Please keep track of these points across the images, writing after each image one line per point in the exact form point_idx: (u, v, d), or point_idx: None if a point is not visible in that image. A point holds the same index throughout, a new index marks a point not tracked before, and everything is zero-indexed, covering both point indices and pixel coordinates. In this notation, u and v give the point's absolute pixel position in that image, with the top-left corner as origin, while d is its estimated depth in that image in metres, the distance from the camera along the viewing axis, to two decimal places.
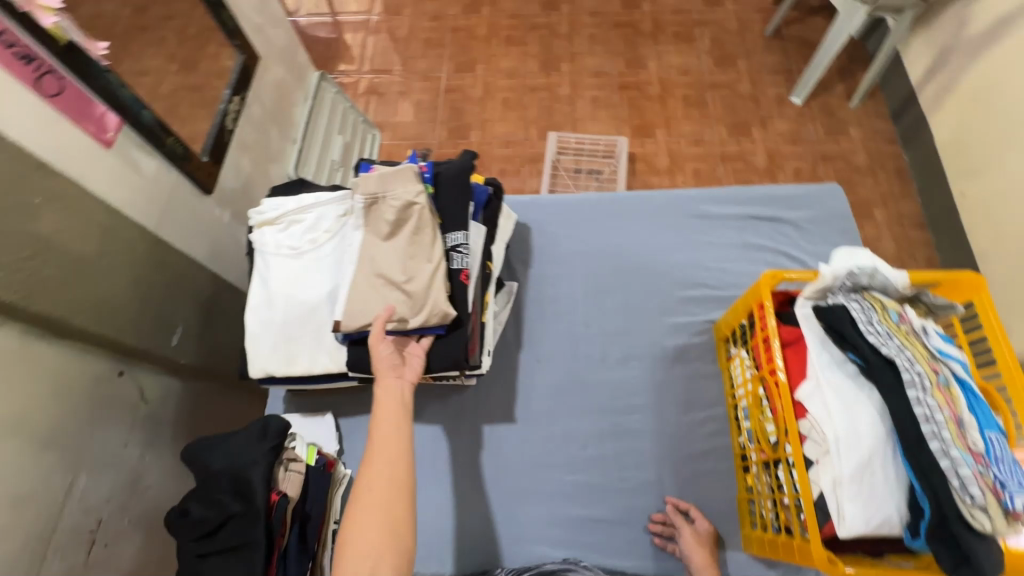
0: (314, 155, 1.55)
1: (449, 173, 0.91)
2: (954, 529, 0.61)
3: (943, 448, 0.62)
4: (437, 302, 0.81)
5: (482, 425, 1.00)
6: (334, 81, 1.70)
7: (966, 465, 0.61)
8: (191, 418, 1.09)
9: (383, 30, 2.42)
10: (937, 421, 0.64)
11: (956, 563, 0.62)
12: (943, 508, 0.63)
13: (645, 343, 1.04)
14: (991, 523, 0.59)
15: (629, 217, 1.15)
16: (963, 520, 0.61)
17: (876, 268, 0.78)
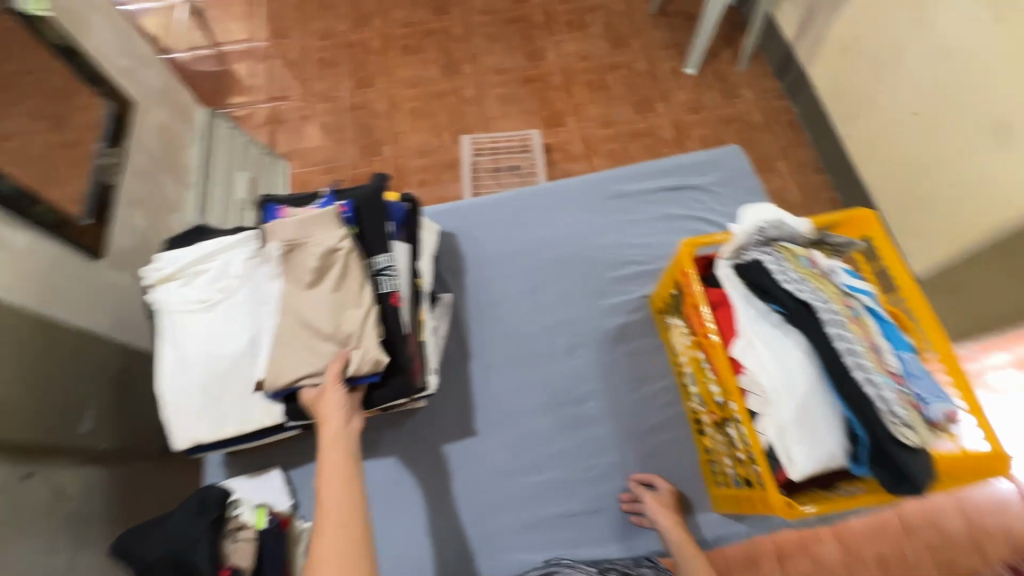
0: (216, 197, 1.46)
1: (365, 198, 0.86)
2: (887, 450, 0.66)
3: (866, 377, 0.67)
4: (370, 348, 0.76)
5: (442, 444, 0.97)
6: (225, 116, 1.62)
7: (886, 387, 0.67)
8: (124, 502, 0.98)
9: (272, 56, 2.31)
10: (857, 353, 0.69)
11: (895, 480, 0.66)
12: (876, 433, 0.67)
13: (588, 328, 1.05)
14: (917, 437, 0.65)
15: (550, 208, 1.16)
16: (893, 439, 0.65)
17: (782, 220, 0.82)
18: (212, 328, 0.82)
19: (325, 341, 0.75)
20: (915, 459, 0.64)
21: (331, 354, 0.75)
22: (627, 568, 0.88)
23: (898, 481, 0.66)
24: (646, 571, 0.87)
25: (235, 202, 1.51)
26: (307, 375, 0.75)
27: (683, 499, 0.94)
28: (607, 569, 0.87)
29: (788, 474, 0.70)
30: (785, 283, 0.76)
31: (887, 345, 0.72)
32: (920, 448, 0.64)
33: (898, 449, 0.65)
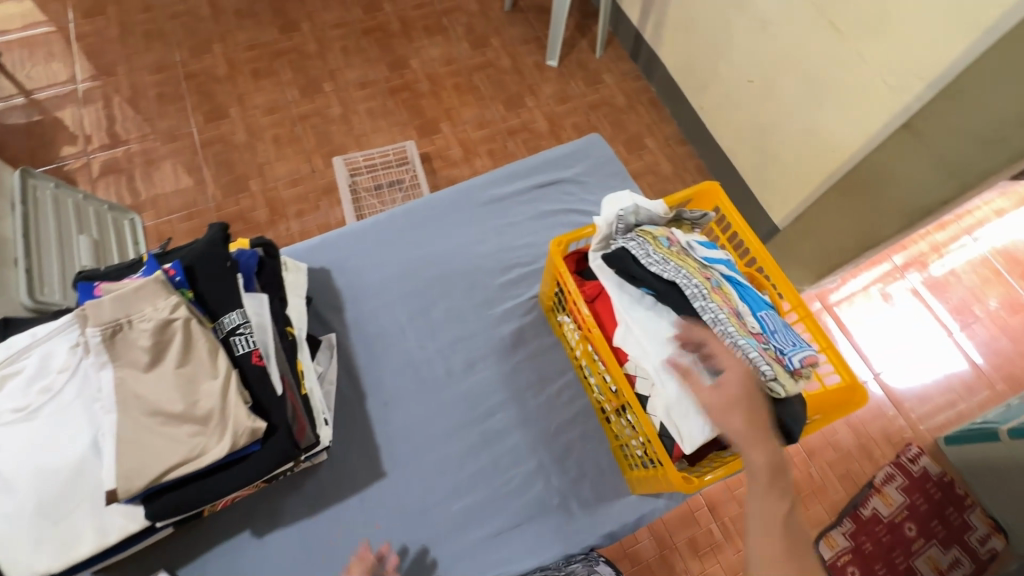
0: (52, 271, 1.31)
1: (200, 254, 0.77)
2: (762, 406, 0.71)
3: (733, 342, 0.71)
4: (239, 419, 0.68)
5: (350, 496, 0.90)
6: (52, 176, 1.44)
7: (751, 348, 0.71)
8: None
9: (99, 98, 2.05)
10: (722, 321, 0.73)
11: (773, 432, 0.71)
12: (750, 391, 0.71)
13: (484, 340, 1.03)
14: (783, 389, 0.70)
15: (425, 225, 1.13)
16: (764, 394, 0.70)
17: (636, 205, 0.85)
18: (39, 437, 0.69)
19: (183, 423, 0.67)
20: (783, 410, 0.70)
21: (193, 437, 0.67)
22: (559, 570, 0.87)
23: (776, 431, 0.71)
24: (577, 566, 0.87)
25: (73, 273, 1.31)
26: (170, 468, 0.66)
27: (604, 490, 0.93)
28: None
29: (683, 450, 0.72)
30: (650, 265, 0.77)
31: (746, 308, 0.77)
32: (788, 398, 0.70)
33: (769, 404, 0.70)
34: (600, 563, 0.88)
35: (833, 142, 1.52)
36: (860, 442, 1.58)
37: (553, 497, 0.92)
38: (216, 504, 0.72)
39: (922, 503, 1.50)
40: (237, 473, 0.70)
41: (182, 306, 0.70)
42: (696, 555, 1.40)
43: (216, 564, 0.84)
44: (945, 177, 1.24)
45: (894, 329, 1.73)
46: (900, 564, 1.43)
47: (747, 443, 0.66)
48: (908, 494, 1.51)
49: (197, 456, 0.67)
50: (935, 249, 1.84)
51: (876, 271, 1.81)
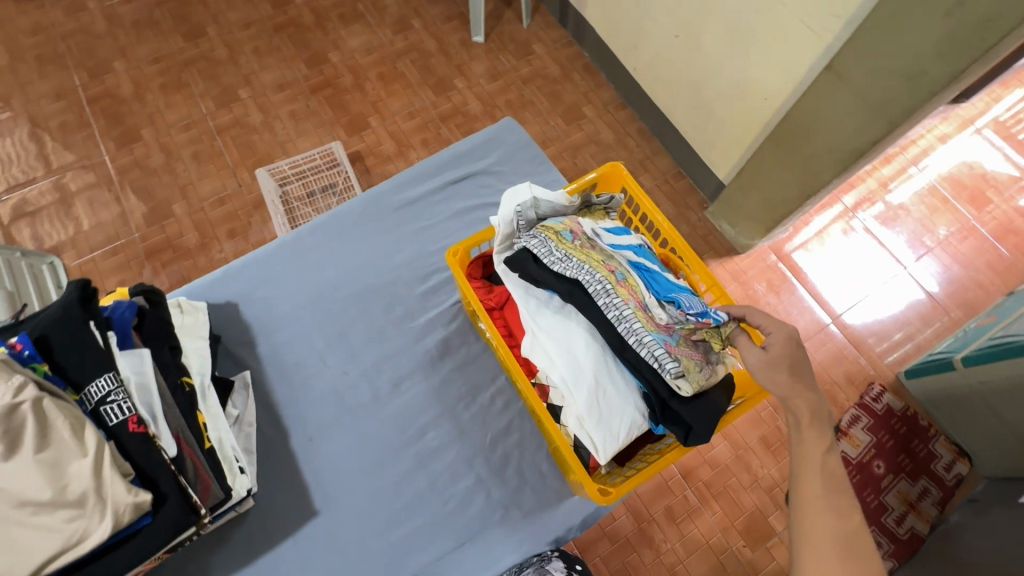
0: None
1: (54, 322, 0.71)
2: (672, 406, 0.68)
3: (640, 339, 0.67)
4: (117, 497, 0.62)
5: (282, 541, 0.85)
6: None
7: (658, 344, 0.67)
8: None
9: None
10: (628, 318, 0.68)
11: (687, 431, 0.68)
12: (660, 391, 0.68)
13: (407, 358, 0.98)
14: (693, 386, 0.66)
15: (335, 240, 1.06)
16: (673, 392, 0.67)
17: (536, 198, 0.78)
18: None
19: (56, 509, 0.61)
20: (694, 407, 0.67)
21: (69, 523, 0.61)
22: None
23: (690, 431, 0.68)
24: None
25: None
26: (46, 561, 0.60)
27: (546, 495, 0.90)
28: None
29: (598, 460, 0.70)
30: (552, 265, 0.72)
31: (657, 298, 0.71)
32: (698, 396, 0.66)
33: (680, 403, 0.67)
34: (553, 560, 0.84)
35: (762, 91, 1.46)
36: (824, 388, 1.59)
37: (496, 510, 0.89)
38: None
39: (888, 440, 1.51)
40: (128, 551, 0.65)
41: (29, 385, 0.63)
42: (673, 523, 1.39)
43: None
44: (874, 117, 1.20)
45: (851, 269, 1.71)
46: (871, 502, 1.45)
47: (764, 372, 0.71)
48: (874, 432, 1.52)
49: (76, 543, 0.61)
50: (883, 185, 1.81)
51: (828, 214, 1.78)
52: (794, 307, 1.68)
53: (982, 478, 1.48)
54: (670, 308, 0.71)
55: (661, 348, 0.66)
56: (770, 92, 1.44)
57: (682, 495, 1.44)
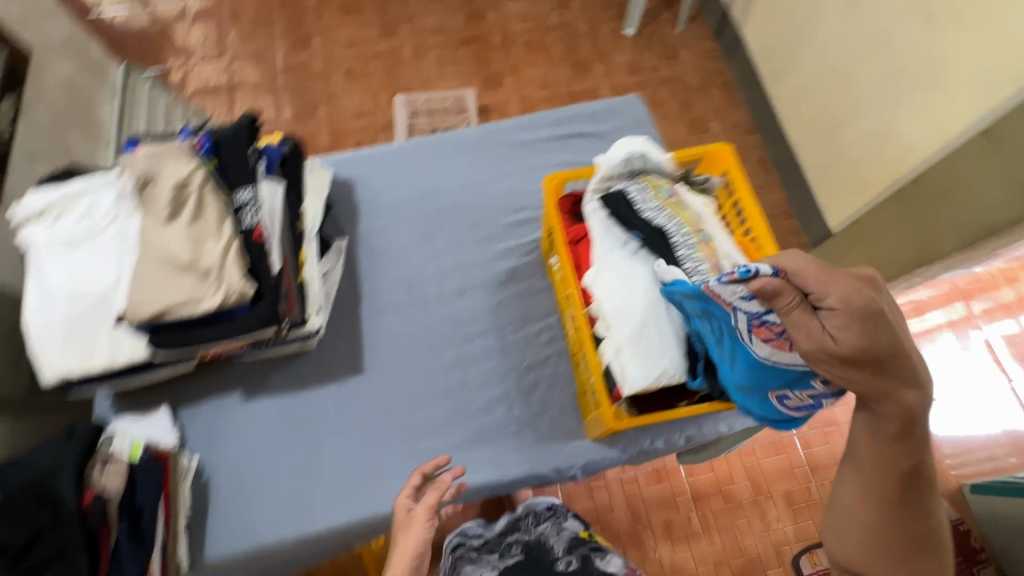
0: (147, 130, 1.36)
1: (227, 136, 0.89)
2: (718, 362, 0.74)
3: None
4: (232, 280, 0.77)
5: (329, 384, 0.99)
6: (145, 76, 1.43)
7: None
8: None
9: (203, 15, 2.21)
10: (702, 275, 0.75)
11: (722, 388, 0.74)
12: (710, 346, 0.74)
13: (478, 273, 1.08)
14: None
15: (450, 157, 1.17)
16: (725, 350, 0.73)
17: (646, 151, 0.85)
18: (77, 264, 0.81)
19: (187, 274, 0.77)
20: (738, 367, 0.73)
21: (192, 288, 0.77)
22: (528, 531, 1.13)
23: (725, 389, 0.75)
24: (545, 527, 1.13)
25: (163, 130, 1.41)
26: (167, 309, 0.76)
27: (559, 428, 0.96)
28: (512, 542, 1.11)
29: (621, 390, 0.74)
30: (644, 212, 0.80)
31: (732, 262, 0.77)
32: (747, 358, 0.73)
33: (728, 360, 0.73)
34: (566, 519, 1.14)
35: (906, 141, 1.39)
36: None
37: (511, 424, 0.96)
38: (207, 352, 0.83)
39: None
40: (223, 328, 0.79)
41: (201, 171, 0.81)
42: (668, 537, 1.59)
43: (208, 414, 0.96)
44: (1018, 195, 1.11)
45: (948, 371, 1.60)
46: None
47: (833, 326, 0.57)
48: None
49: (193, 304, 0.76)
50: (1019, 301, 1.68)
51: (948, 310, 1.67)
52: None
53: None
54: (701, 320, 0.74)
55: (725, 308, 0.73)
56: (913, 146, 1.37)
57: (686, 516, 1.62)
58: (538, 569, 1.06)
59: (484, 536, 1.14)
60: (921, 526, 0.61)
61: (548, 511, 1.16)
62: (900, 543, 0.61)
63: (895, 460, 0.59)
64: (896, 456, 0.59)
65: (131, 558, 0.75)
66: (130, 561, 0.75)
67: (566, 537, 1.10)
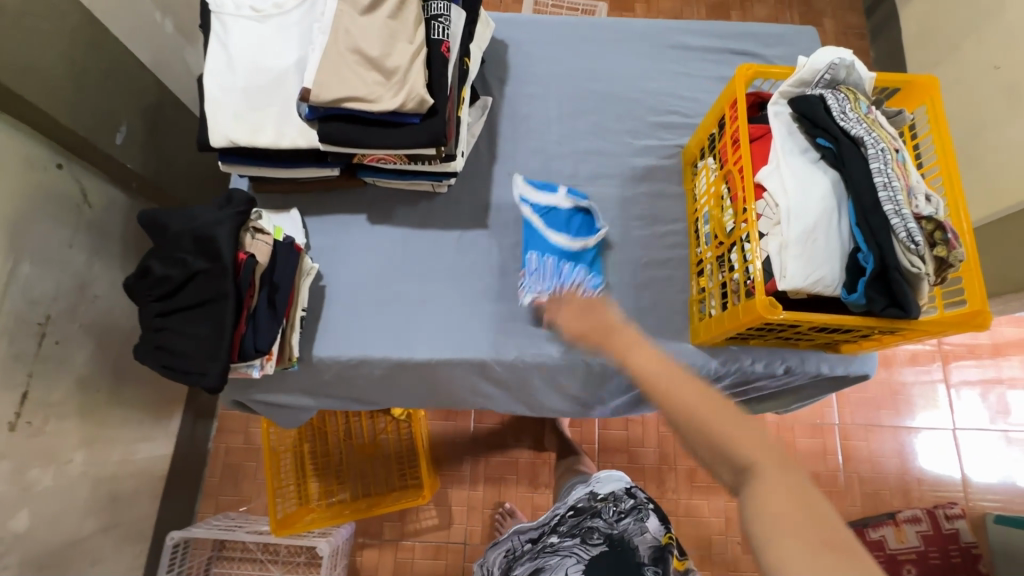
0: None
1: None
2: (889, 278, 0.69)
3: (896, 210, 0.69)
4: (415, 85, 0.76)
5: (451, 230, 0.99)
6: None
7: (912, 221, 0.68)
8: (125, 231, 1.13)
9: None
10: (893, 188, 0.70)
11: (886, 306, 0.70)
12: (885, 260, 0.69)
13: (614, 164, 1.06)
14: (922, 269, 0.68)
15: (610, 43, 1.13)
16: (900, 267, 0.69)
17: (854, 63, 0.80)
18: (262, 36, 0.80)
19: (373, 69, 0.76)
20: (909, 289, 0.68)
21: (375, 83, 0.76)
22: (610, 523, 0.96)
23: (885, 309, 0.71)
24: (628, 524, 0.95)
25: None
26: (348, 97, 0.75)
27: (664, 328, 0.96)
28: (590, 530, 0.96)
29: (775, 286, 0.73)
30: (840, 119, 0.76)
31: (924, 189, 0.72)
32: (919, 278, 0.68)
33: (899, 278, 0.69)
34: (648, 510, 0.96)
35: None
36: (903, 481, 1.70)
37: (619, 313, 0.96)
38: (364, 157, 0.83)
39: (934, 555, 1.61)
40: (392, 134, 0.78)
41: None
42: (689, 484, 1.64)
43: (331, 226, 0.97)
44: None
45: (996, 405, 1.76)
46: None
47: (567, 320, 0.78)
48: (926, 542, 1.61)
49: (372, 100, 0.76)
50: None
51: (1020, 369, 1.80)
52: None
53: None
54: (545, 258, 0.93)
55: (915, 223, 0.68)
56: None
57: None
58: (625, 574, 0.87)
59: (559, 518, 1.03)
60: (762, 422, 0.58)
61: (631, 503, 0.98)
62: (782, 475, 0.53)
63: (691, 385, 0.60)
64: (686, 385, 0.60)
65: (267, 324, 0.78)
66: (266, 326, 0.77)
67: (653, 538, 0.92)
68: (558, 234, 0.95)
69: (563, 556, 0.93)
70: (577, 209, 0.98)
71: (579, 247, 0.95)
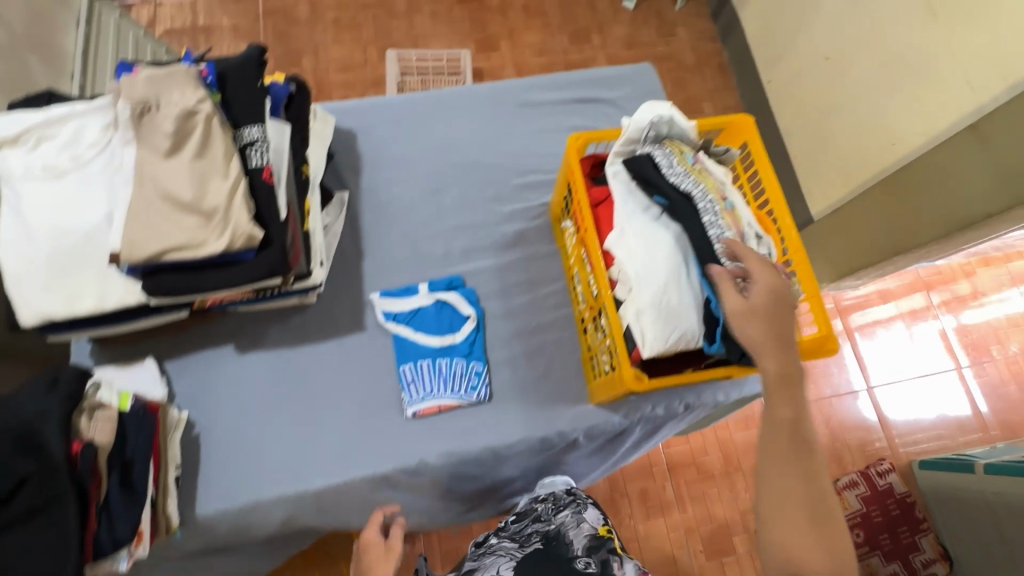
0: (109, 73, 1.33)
1: (233, 66, 0.79)
2: (740, 326, 0.72)
3: (732, 259, 0.73)
4: (239, 223, 0.72)
5: (329, 341, 0.95)
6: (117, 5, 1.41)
7: (747, 268, 0.72)
8: None
9: None
10: (726, 239, 0.74)
11: (742, 351, 0.73)
12: (732, 309, 0.73)
13: (484, 235, 1.05)
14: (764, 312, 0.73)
15: (459, 112, 1.12)
16: (746, 314, 0.72)
17: (673, 117, 0.83)
18: (60, 196, 0.74)
19: (190, 214, 0.71)
20: (757, 333, 0.72)
21: (196, 229, 0.71)
22: (547, 522, 0.96)
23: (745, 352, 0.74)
24: (566, 516, 0.95)
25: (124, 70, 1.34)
26: (168, 249, 0.71)
27: (563, 395, 0.96)
28: (530, 535, 0.94)
29: (640, 354, 0.74)
30: (670, 176, 0.79)
31: (754, 231, 0.77)
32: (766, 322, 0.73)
33: None
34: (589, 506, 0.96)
35: (893, 134, 1.48)
36: (835, 447, 1.75)
37: (516, 388, 0.95)
38: (205, 300, 0.78)
39: (876, 514, 1.69)
40: (228, 274, 0.74)
41: (207, 102, 0.72)
42: (642, 505, 1.65)
43: (197, 366, 0.91)
44: (999, 188, 1.22)
45: (904, 357, 1.83)
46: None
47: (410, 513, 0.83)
48: (866, 503, 1.69)
49: (196, 246, 0.71)
50: (975, 293, 1.89)
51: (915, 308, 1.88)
52: (832, 363, 1.80)
53: None
54: (422, 360, 0.94)
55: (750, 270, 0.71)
56: (901, 136, 1.46)
57: (661, 485, 1.68)
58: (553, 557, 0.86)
59: (504, 527, 1.02)
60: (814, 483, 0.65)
61: (570, 500, 1.00)
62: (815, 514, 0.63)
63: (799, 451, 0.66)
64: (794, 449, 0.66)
65: (123, 511, 0.72)
66: (122, 514, 0.71)
67: (589, 529, 0.90)
68: (426, 335, 0.95)
69: (498, 553, 0.92)
70: (440, 302, 0.98)
71: (449, 342, 0.95)
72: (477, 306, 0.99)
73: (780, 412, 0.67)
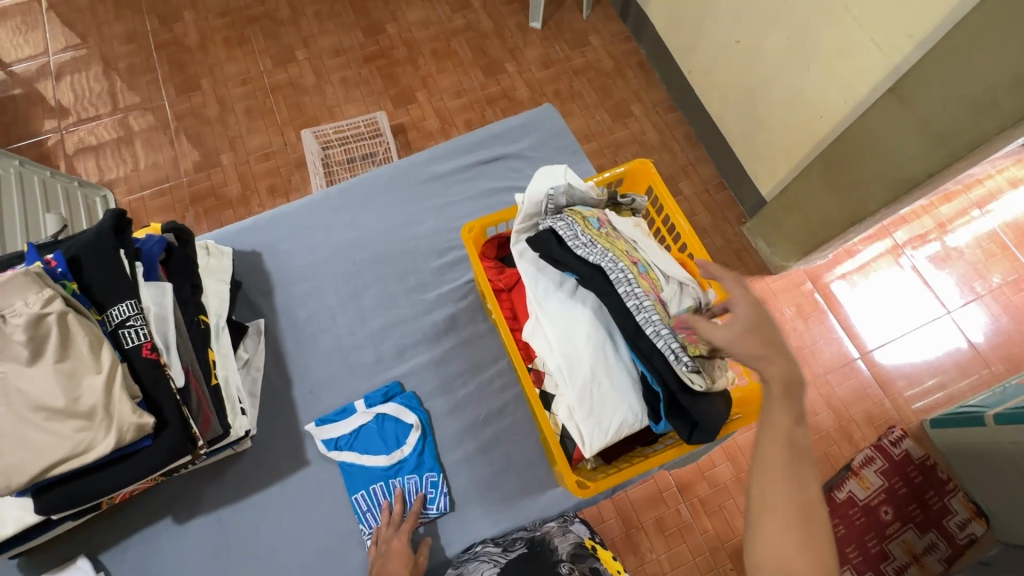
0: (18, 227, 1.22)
1: (87, 245, 0.76)
2: (681, 401, 0.68)
3: (656, 331, 0.67)
4: (123, 415, 0.66)
5: (273, 485, 0.89)
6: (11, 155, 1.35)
7: (673, 337, 0.67)
8: None
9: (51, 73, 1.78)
10: (647, 308, 0.68)
11: (691, 428, 0.68)
12: (669, 384, 0.68)
13: (415, 331, 1.00)
14: (706, 382, 0.66)
15: (363, 204, 1.08)
16: (685, 388, 0.67)
17: (570, 185, 0.79)
18: None
19: (68, 419, 0.66)
20: (701, 405, 0.67)
21: (77, 433, 0.65)
22: (533, 530, 0.86)
23: (694, 428, 0.68)
24: (551, 526, 0.86)
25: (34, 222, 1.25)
26: (53, 464, 0.65)
27: (528, 482, 0.91)
28: (514, 540, 0.84)
29: (583, 452, 0.71)
30: (576, 248, 0.73)
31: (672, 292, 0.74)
32: (709, 392, 0.66)
33: (690, 397, 0.67)
34: (576, 523, 0.87)
35: (817, 105, 1.31)
36: (840, 423, 1.47)
37: (476, 489, 0.90)
38: (114, 496, 0.73)
39: (900, 486, 1.40)
40: (129, 468, 0.68)
41: (57, 298, 0.68)
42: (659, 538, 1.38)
43: (137, 551, 0.85)
44: (931, 147, 1.09)
45: (889, 307, 1.57)
46: (854, 559, 1.34)
47: (390, 555, 0.80)
48: (886, 477, 1.40)
49: (82, 452, 0.65)
50: (940, 225, 1.64)
51: (875, 247, 1.63)
52: (821, 336, 1.55)
53: (997, 542, 1.35)
54: (376, 485, 0.89)
55: (676, 342, 0.66)
56: (826, 108, 1.29)
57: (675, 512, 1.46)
58: (535, 567, 0.76)
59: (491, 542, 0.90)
60: (801, 486, 0.59)
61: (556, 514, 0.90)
62: (808, 523, 0.57)
63: (798, 457, 0.60)
64: (787, 420, 0.62)
65: None
66: None
67: (576, 537, 0.81)
68: (373, 456, 0.90)
69: (482, 560, 0.81)
70: (380, 416, 0.92)
71: (398, 458, 0.90)
72: (420, 410, 0.93)
73: (781, 418, 0.61)
